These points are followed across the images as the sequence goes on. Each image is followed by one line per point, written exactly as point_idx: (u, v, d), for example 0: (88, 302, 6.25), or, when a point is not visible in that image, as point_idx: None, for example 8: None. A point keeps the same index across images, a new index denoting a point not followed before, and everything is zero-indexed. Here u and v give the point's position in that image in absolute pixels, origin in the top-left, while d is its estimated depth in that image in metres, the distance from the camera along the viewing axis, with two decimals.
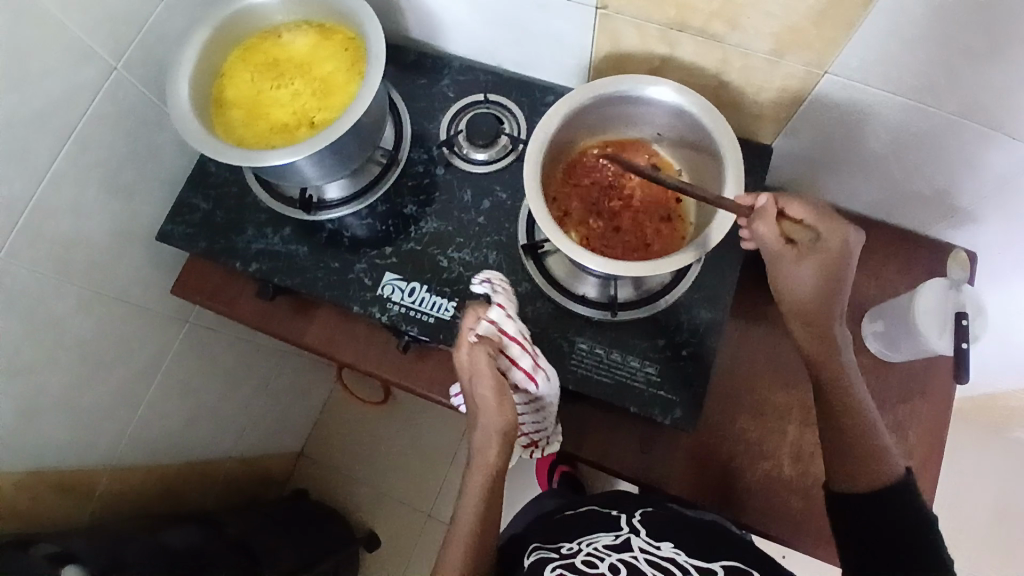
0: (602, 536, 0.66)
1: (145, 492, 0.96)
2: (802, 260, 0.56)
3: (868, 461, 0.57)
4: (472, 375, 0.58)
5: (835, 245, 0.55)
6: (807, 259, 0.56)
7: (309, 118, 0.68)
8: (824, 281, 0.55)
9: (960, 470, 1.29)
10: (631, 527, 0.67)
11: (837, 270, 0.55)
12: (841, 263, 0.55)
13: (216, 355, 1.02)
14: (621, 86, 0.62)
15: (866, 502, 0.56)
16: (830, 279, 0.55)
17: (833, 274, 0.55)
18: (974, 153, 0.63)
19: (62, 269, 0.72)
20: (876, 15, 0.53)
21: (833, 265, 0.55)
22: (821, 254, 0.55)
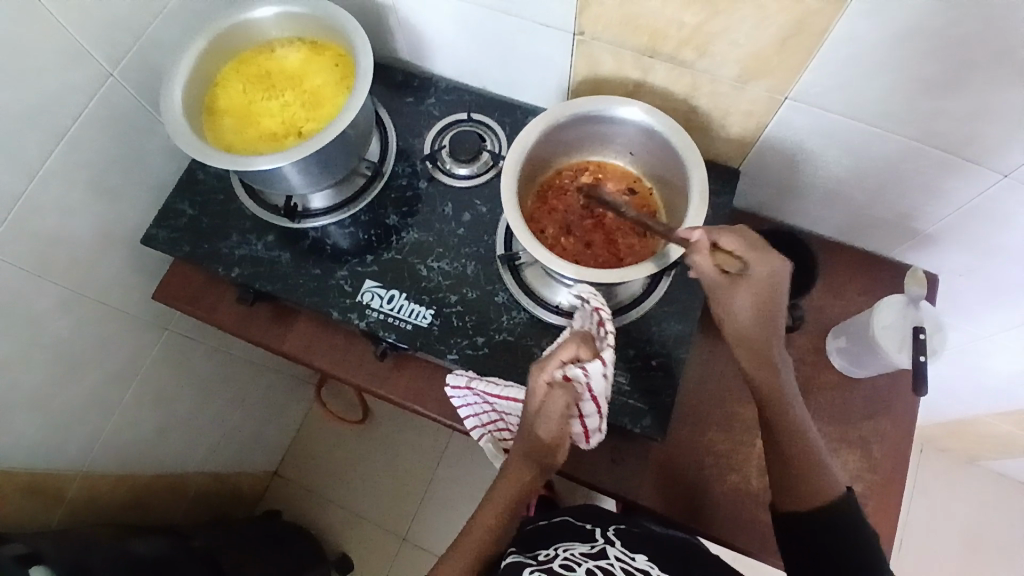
0: (577, 545, 0.66)
1: (113, 502, 0.97)
2: (736, 289, 0.58)
3: (812, 479, 0.58)
4: (541, 407, 0.58)
5: (764, 274, 0.57)
6: (742, 288, 0.57)
7: (298, 128, 0.70)
8: (759, 308, 0.57)
9: (932, 497, 1.31)
10: (605, 539, 0.69)
11: (768, 297, 0.57)
12: (772, 289, 0.57)
13: (194, 364, 1.04)
14: (598, 105, 0.64)
15: (811, 519, 0.58)
16: (764, 304, 0.57)
17: (767, 300, 0.57)
18: (931, 179, 0.65)
19: (43, 266, 0.74)
20: (831, 45, 0.56)
21: (764, 294, 0.57)
22: (753, 284, 0.57)
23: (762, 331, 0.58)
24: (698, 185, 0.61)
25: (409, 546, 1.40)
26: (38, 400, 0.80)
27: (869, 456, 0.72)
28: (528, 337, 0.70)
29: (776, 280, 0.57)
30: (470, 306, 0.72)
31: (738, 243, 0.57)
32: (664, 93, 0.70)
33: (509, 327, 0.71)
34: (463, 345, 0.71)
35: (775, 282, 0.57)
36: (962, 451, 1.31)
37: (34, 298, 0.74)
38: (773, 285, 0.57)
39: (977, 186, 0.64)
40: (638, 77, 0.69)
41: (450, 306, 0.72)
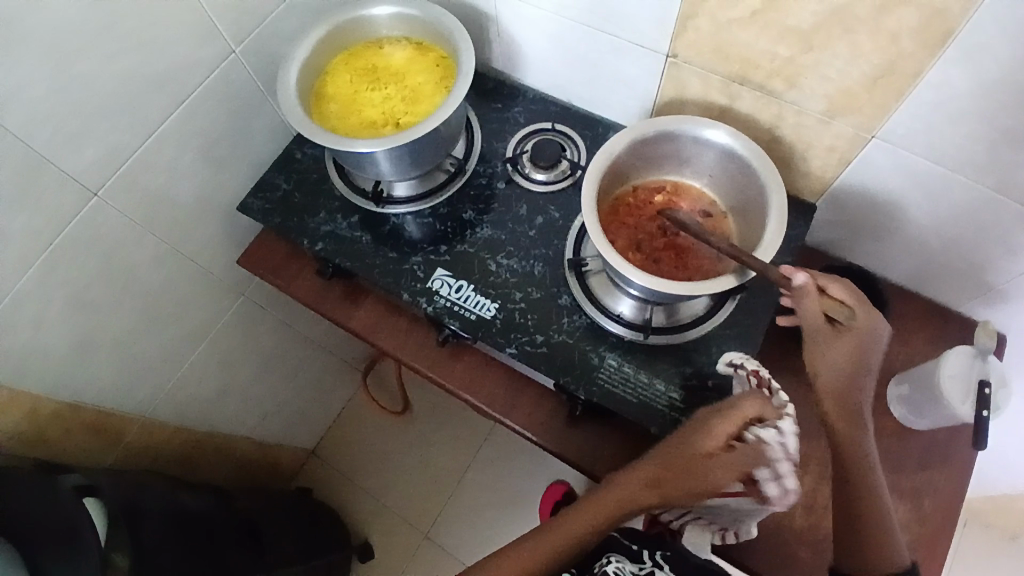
0: (627, 561, 0.64)
1: (164, 452, 1.02)
2: (837, 337, 0.60)
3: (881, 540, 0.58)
4: (709, 426, 0.57)
5: (866, 329, 0.60)
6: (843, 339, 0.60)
7: (396, 119, 0.75)
8: (856, 360, 0.60)
9: None
10: (654, 561, 0.64)
11: (864, 351, 0.60)
12: (867, 346, 0.60)
13: (258, 333, 1.09)
14: (686, 125, 0.67)
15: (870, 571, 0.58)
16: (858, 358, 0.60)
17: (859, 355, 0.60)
18: (1018, 234, 0.64)
19: (147, 218, 0.80)
20: (926, 86, 0.57)
21: (863, 346, 0.59)
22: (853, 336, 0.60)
23: (852, 384, 0.60)
24: (777, 210, 0.62)
25: (430, 544, 1.41)
26: (122, 342, 0.86)
27: (921, 510, 0.70)
28: (586, 341, 0.72)
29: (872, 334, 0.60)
30: (534, 305, 0.74)
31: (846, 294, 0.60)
32: (748, 122, 0.71)
33: (569, 329, 0.73)
34: (522, 341, 0.72)
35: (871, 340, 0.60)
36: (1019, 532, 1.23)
37: (135, 247, 0.81)
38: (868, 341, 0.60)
39: None
40: (724, 104, 0.71)
41: (515, 303, 0.74)
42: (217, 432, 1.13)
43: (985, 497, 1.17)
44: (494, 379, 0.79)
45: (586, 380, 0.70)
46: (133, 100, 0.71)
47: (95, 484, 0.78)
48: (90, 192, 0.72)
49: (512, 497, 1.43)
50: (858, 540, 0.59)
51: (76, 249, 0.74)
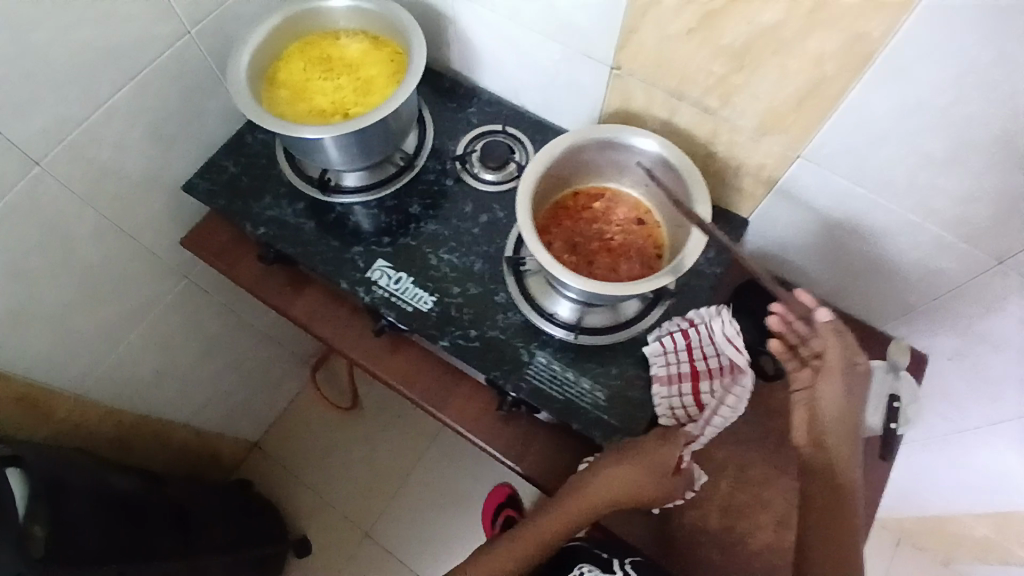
0: (597, 573, 0.69)
1: (97, 433, 0.99)
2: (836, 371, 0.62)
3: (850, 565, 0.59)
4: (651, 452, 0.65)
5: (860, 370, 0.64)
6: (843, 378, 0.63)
7: (345, 109, 0.76)
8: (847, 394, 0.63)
9: None
10: (621, 570, 0.69)
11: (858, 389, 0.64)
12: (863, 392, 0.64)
13: (202, 317, 1.08)
14: (623, 135, 0.70)
15: None
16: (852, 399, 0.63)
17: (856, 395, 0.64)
18: (929, 256, 0.68)
19: (88, 193, 0.79)
20: (844, 110, 0.60)
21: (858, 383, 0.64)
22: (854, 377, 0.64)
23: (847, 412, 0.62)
24: (701, 221, 0.65)
25: (370, 543, 1.40)
26: (56, 318, 0.84)
27: None
28: (518, 338, 0.74)
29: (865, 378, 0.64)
30: (471, 300, 0.76)
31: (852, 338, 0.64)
32: (686, 136, 0.74)
33: (503, 325, 0.75)
34: (456, 334, 0.74)
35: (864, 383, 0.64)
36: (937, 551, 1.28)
37: (75, 221, 0.79)
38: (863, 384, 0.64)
39: (970, 270, 0.66)
40: (664, 117, 0.74)
41: (452, 297, 0.76)
42: (154, 416, 1.11)
43: (906, 514, 1.22)
44: (429, 372, 0.80)
45: (514, 376, 0.72)
46: (82, 71, 0.70)
47: (20, 454, 0.75)
48: (32, 162, 0.71)
49: (456, 497, 1.43)
50: (826, 561, 0.59)
51: (13, 218, 0.72)
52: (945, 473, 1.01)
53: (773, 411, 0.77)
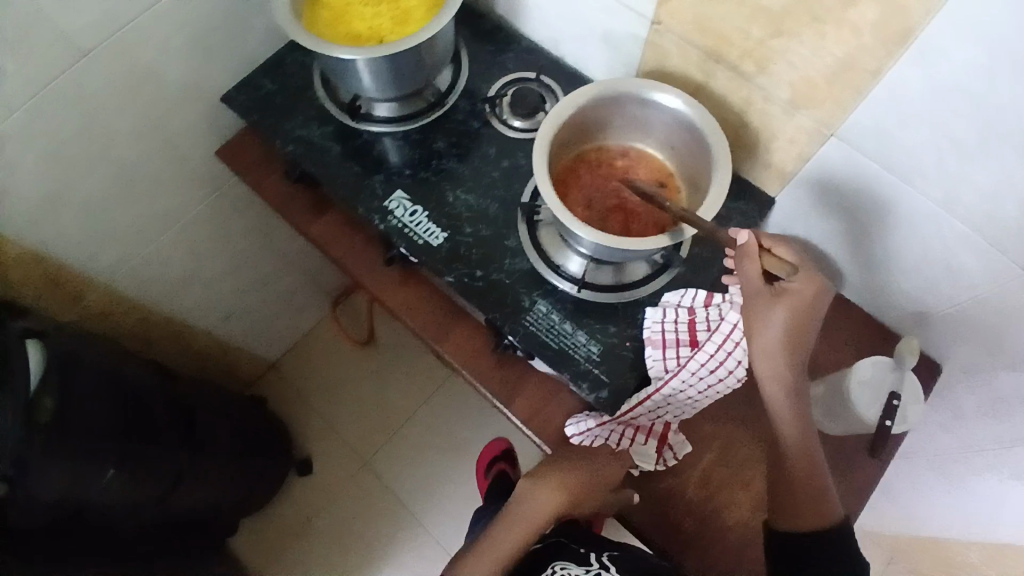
0: (574, 566, 0.69)
1: (121, 325, 1.06)
2: (775, 300, 0.60)
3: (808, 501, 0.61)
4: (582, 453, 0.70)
5: (808, 292, 0.59)
6: (780, 305, 0.59)
7: (379, 36, 0.76)
8: (795, 322, 0.59)
9: None
10: (600, 564, 0.70)
11: (807, 315, 0.59)
12: (812, 312, 0.59)
13: (231, 231, 1.12)
14: (652, 92, 0.68)
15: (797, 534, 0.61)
16: (802, 324, 0.59)
17: (804, 316, 0.59)
18: (953, 255, 0.65)
19: (132, 91, 0.82)
20: (881, 87, 0.57)
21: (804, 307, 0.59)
22: (792, 296, 0.60)
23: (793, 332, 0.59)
24: (718, 187, 0.64)
25: (366, 472, 1.46)
26: (92, 208, 0.88)
27: None
28: (521, 284, 0.74)
29: (818, 300, 0.60)
30: (481, 242, 0.76)
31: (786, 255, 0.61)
32: (719, 102, 0.72)
33: (508, 270, 0.75)
34: (461, 272, 0.75)
35: (815, 303, 0.60)
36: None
37: (118, 117, 0.83)
38: (813, 307, 0.59)
39: (995, 276, 0.63)
40: (700, 79, 0.72)
41: (463, 236, 0.77)
42: (177, 319, 1.16)
43: (902, 532, 1.19)
44: (432, 306, 0.81)
45: (512, 319, 0.73)
46: None
47: (42, 329, 0.83)
48: (83, 54, 0.74)
49: (453, 444, 1.47)
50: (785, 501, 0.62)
51: (61, 105, 0.76)
52: (946, 493, 0.98)
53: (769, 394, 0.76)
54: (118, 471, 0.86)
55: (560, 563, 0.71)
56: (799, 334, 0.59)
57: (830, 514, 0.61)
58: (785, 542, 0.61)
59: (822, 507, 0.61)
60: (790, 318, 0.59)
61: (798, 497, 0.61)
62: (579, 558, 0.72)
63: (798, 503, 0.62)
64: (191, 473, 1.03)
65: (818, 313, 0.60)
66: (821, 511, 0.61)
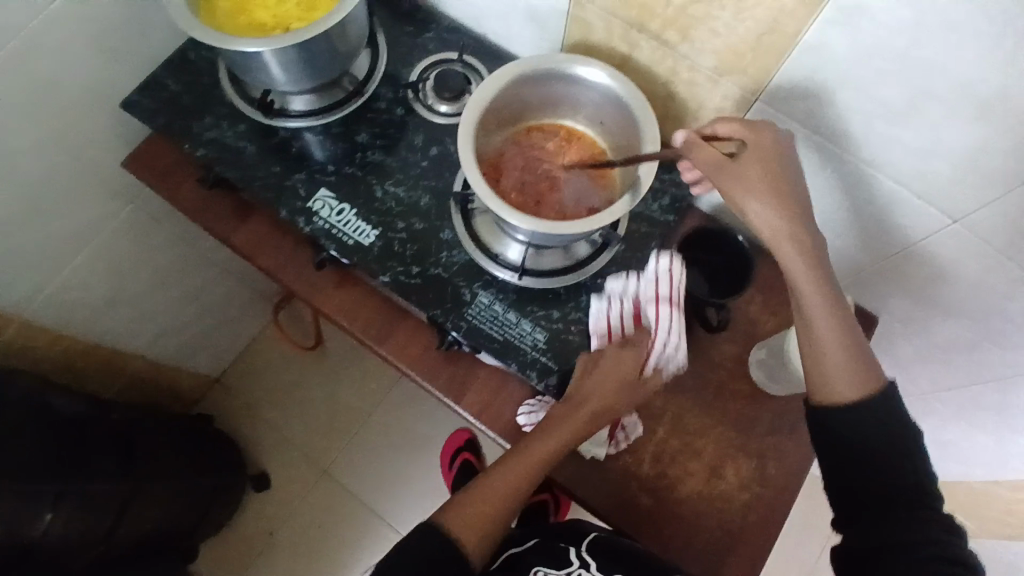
0: (554, 571, 0.72)
1: (44, 358, 0.97)
2: (742, 164, 0.59)
3: (847, 367, 0.57)
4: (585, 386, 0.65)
5: (766, 141, 0.59)
6: (746, 160, 0.59)
7: (286, 25, 0.71)
8: (768, 177, 0.58)
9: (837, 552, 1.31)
10: (580, 562, 0.73)
11: (776, 157, 0.59)
12: (781, 156, 0.59)
13: (154, 244, 1.05)
14: (576, 68, 0.66)
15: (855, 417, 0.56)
16: (772, 168, 0.59)
17: (772, 164, 0.59)
18: (881, 212, 0.66)
19: (25, 107, 0.74)
20: (803, 50, 0.57)
21: (769, 157, 0.59)
22: (755, 151, 0.59)
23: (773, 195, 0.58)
24: (648, 162, 0.63)
25: (327, 479, 1.42)
26: None
27: (762, 468, 0.73)
28: (460, 276, 0.72)
29: (779, 148, 0.59)
30: (415, 236, 0.73)
31: (732, 127, 0.61)
32: (646, 73, 0.71)
33: (447, 263, 0.72)
34: (397, 270, 0.72)
35: (778, 149, 0.59)
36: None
37: (4, 133, 0.75)
38: (778, 150, 0.59)
39: (921, 228, 0.65)
40: (625, 52, 0.70)
41: (396, 232, 0.73)
42: (105, 344, 1.08)
43: None
44: (370, 306, 0.78)
45: (453, 314, 0.70)
46: None
47: None
48: None
49: (415, 440, 1.44)
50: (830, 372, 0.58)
51: None
52: None
53: (717, 363, 0.76)
54: (57, 512, 0.79)
55: (539, 568, 0.73)
56: (775, 183, 0.58)
57: (872, 378, 0.57)
58: (833, 423, 0.57)
59: (860, 371, 0.57)
60: (759, 165, 0.58)
61: (831, 365, 0.58)
62: (557, 558, 0.74)
63: (834, 376, 0.58)
64: (143, 502, 0.97)
65: (785, 156, 0.59)
66: (861, 373, 0.57)
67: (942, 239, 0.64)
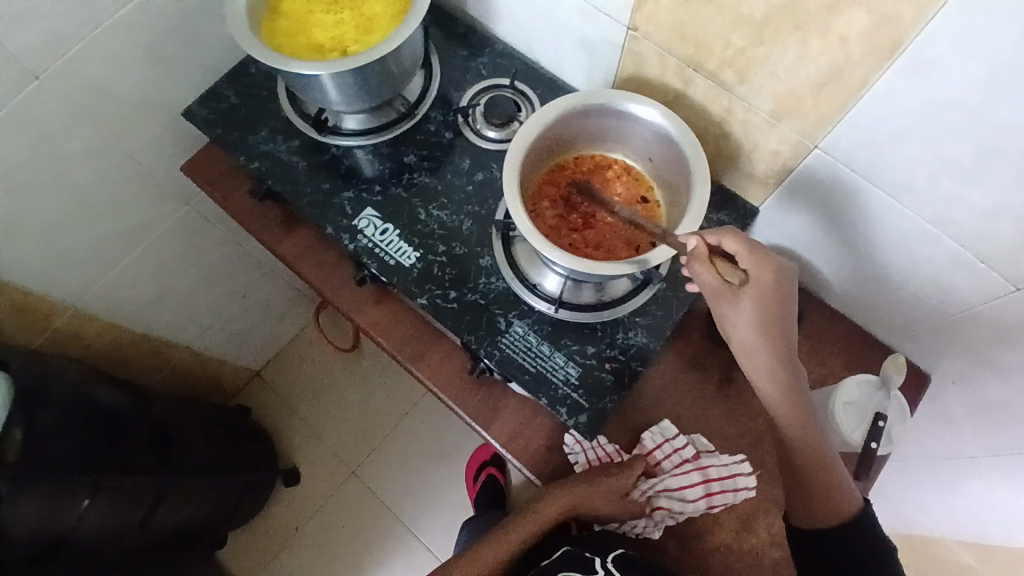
0: None
1: (94, 345, 1.03)
2: (738, 297, 0.56)
3: (831, 501, 0.58)
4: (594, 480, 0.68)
5: (767, 277, 0.57)
6: (746, 297, 0.56)
7: (343, 47, 0.73)
8: (764, 311, 0.56)
9: None
10: (605, 571, 0.66)
11: (772, 297, 0.57)
12: (778, 291, 0.57)
13: (204, 243, 1.09)
14: (630, 105, 0.65)
15: (827, 539, 0.59)
16: (773, 310, 0.57)
17: (772, 303, 0.56)
18: (941, 271, 0.63)
19: (94, 111, 0.79)
20: (868, 100, 0.55)
21: (768, 293, 0.56)
22: (756, 285, 0.57)
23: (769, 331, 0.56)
24: (696, 204, 0.61)
25: (354, 480, 1.44)
26: (53, 229, 0.84)
27: None
28: (497, 304, 0.72)
29: (779, 282, 0.57)
30: (456, 262, 0.74)
31: (738, 249, 0.57)
32: (700, 110, 0.69)
33: (484, 289, 0.72)
34: (434, 294, 0.72)
35: (777, 285, 0.57)
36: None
37: (77, 136, 0.79)
38: (778, 287, 0.57)
39: (984, 292, 0.61)
40: (679, 88, 0.69)
41: (436, 255, 0.74)
42: (151, 335, 1.13)
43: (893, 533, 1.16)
44: (406, 325, 0.78)
45: (487, 342, 0.70)
46: None
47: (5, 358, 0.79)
48: (32, 75, 0.70)
49: (442, 450, 1.45)
50: (814, 504, 0.59)
51: (12, 129, 0.72)
52: (936, 498, 0.96)
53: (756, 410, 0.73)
54: (93, 500, 0.83)
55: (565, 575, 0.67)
56: (770, 321, 0.56)
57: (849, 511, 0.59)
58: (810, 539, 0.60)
59: (838, 500, 0.58)
60: (759, 302, 0.56)
61: (813, 500, 0.58)
62: (584, 566, 0.67)
63: (815, 505, 0.59)
64: (175, 493, 1.00)
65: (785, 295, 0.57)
66: (841, 508, 0.58)
67: (1012, 306, 0.60)
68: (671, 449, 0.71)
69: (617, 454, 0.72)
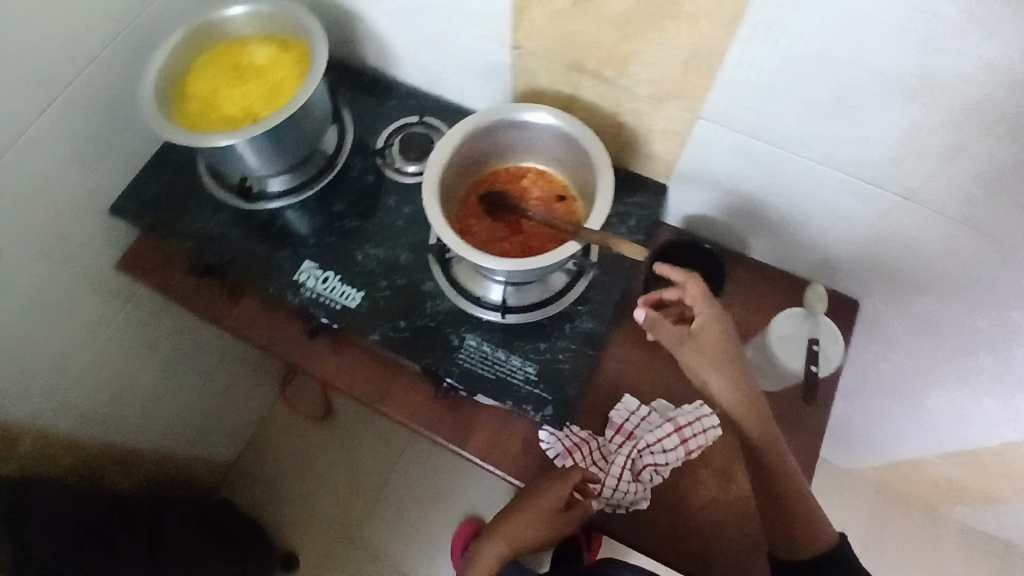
0: None
1: (60, 465, 0.99)
2: (699, 351, 0.61)
3: (807, 529, 0.63)
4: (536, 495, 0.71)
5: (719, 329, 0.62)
6: (705, 348, 0.61)
7: (255, 115, 0.76)
8: (725, 360, 0.61)
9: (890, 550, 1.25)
10: None
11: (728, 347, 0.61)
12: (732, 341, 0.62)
13: (156, 338, 1.08)
14: (527, 115, 0.71)
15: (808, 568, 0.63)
16: (733, 360, 0.61)
17: (727, 353, 0.61)
18: (837, 201, 0.69)
19: (20, 226, 0.79)
20: (731, 65, 0.61)
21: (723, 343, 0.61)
22: (712, 335, 0.61)
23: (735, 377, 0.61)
24: (604, 191, 0.67)
25: (356, 548, 1.40)
26: None
27: None
28: (447, 324, 0.74)
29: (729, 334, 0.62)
30: (401, 294, 0.76)
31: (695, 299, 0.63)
32: (594, 108, 0.75)
33: (432, 312, 0.75)
34: (386, 327, 0.75)
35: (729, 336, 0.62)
36: (917, 502, 1.27)
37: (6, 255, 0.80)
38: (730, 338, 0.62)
39: (877, 210, 0.68)
40: (571, 92, 0.75)
41: (380, 290, 0.76)
42: (118, 442, 1.10)
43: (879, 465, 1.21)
44: (365, 365, 0.80)
45: (444, 360, 0.73)
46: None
47: None
48: None
49: (435, 496, 1.43)
50: (791, 534, 0.63)
51: None
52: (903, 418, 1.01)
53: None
54: None
55: None
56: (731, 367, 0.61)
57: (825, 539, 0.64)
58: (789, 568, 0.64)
59: (815, 530, 0.63)
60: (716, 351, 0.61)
61: (793, 529, 0.63)
62: None
63: (796, 526, 0.63)
64: None
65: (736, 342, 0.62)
66: (815, 535, 0.63)
67: (904, 218, 0.66)
68: (638, 419, 0.74)
69: (589, 437, 0.74)
